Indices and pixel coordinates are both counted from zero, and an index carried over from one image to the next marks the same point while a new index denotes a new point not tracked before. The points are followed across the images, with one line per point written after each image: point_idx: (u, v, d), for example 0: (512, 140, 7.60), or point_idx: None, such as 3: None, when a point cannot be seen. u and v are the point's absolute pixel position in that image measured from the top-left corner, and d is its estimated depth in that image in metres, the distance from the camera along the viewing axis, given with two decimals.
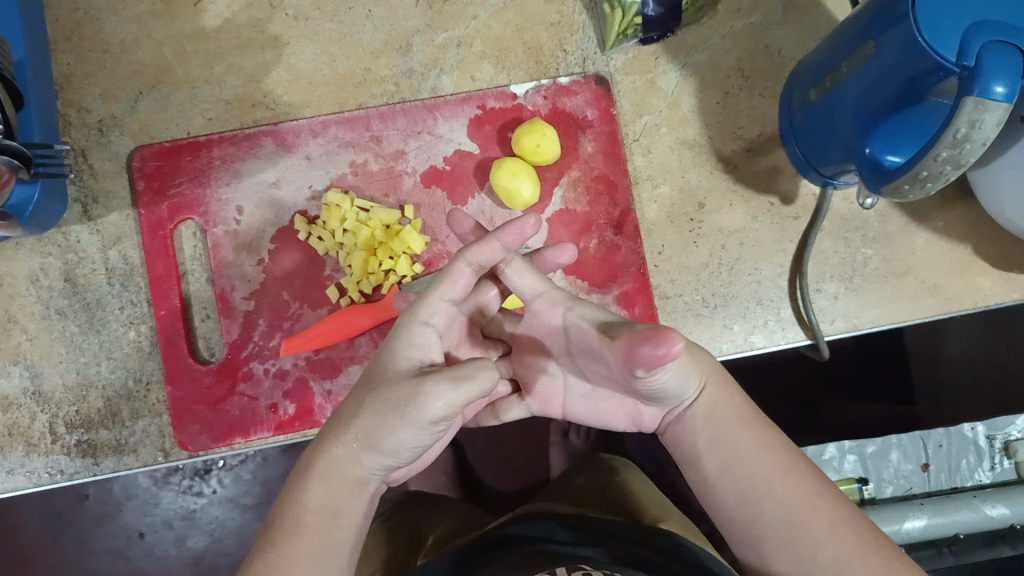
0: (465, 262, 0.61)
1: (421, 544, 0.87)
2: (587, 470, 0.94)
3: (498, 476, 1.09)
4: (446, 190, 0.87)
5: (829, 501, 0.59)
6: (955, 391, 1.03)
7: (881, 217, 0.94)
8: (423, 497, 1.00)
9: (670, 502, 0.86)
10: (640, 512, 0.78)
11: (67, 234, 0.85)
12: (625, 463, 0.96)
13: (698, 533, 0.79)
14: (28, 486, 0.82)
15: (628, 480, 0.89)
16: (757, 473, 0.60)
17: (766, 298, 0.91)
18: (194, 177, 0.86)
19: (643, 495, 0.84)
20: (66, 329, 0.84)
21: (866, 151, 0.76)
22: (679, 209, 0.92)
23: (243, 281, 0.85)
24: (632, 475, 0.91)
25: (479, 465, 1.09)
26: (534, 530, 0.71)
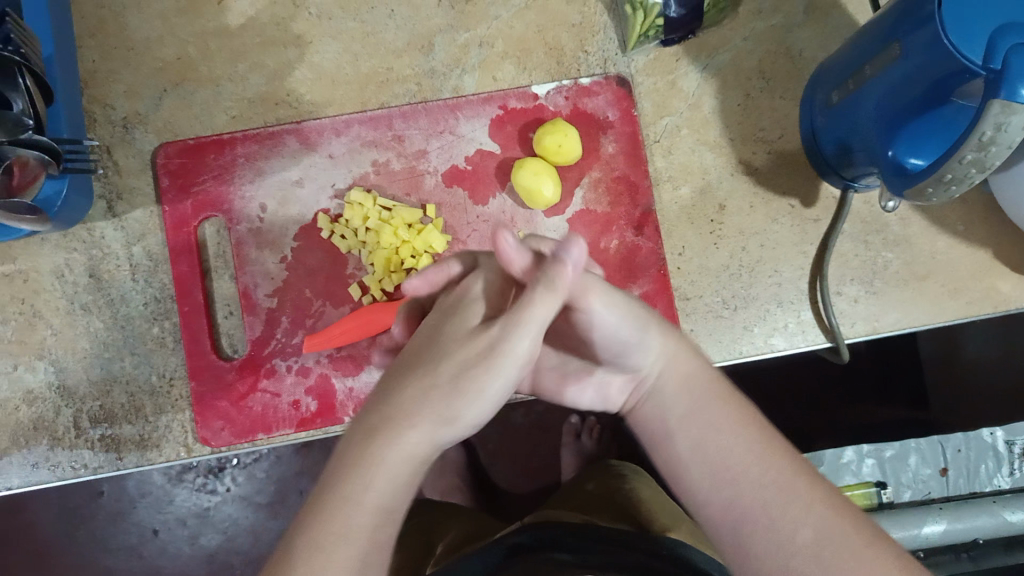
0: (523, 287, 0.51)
1: (431, 549, 0.86)
2: (597, 475, 0.94)
3: (511, 478, 1.09)
4: (468, 189, 0.88)
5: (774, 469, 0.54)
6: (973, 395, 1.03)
7: (902, 221, 0.94)
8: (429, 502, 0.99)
9: (681, 510, 0.85)
10: (649, 519, 0.78)
11: (92, 230, 0.85)
12: (638, 470, 0.97)
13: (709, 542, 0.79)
14: (52, 480, 0.83)
15: (635, 484, 0.89)
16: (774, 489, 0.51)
17: (786, 300, 0.91)
18: (218, 174, 0.87)
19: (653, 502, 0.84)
20: (90, 324, 0.85)
21: (889, 153, 0.75)
22: (699, 210, 0.92)
23: (266, 278, 0.85)
24: (642, 483, 0.90)
25: (496, 465, 1.09)
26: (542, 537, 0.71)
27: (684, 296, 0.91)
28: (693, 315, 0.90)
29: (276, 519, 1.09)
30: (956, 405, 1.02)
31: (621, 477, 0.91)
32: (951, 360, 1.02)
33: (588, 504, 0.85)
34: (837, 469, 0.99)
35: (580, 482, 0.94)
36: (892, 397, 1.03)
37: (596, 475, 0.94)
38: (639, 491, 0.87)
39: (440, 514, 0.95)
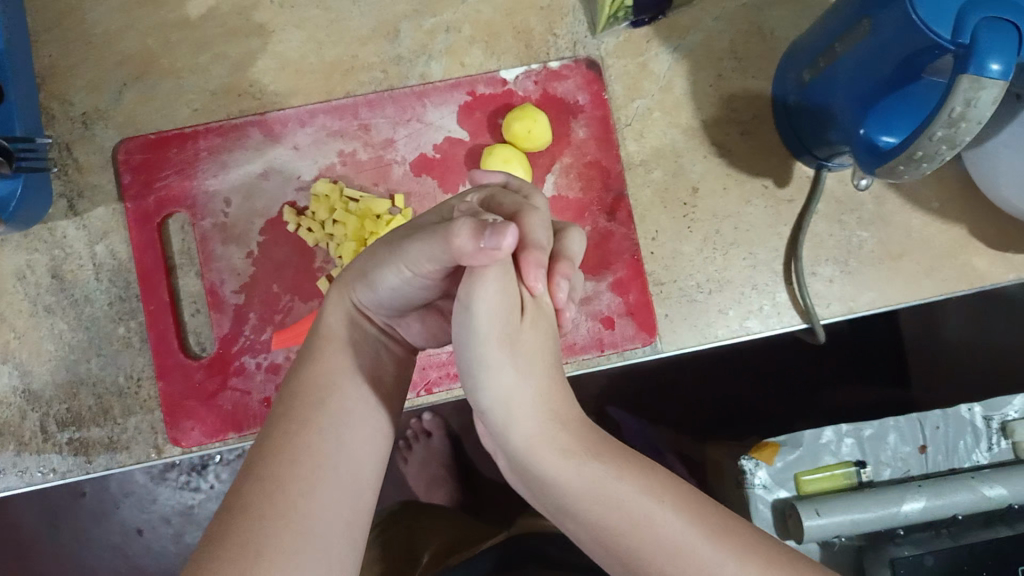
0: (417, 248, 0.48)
1: (417, 558, 0.85)
2: None
3: (496, 469, 1.08)
4: (437, 178, 0.86)
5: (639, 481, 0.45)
6: (957, 371, 1.04)
7: (877, 199, 0.93)
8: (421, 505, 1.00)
9: None
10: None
11: (53, 229, 0.84)
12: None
13: None
14: (22, 486, 0.81)
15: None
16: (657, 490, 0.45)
17: (761, 284, 0.90)
18: (181, 169, 0.85)
19: None
20: (55, 325, 0.83)
21: (861, 131, 0.74)
22: (673, 193, 0.90)
23: (233, 274, 0.84)
24: None
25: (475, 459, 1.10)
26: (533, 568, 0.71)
27: (658, 281, 0.89)
28: (669, 301, 0.89)
29: None
30: (933, 381, 1.04)
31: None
32: (929, 339, 1.02)
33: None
34: (816, 449, 0.97)
35: None
36: (875, 374, 1.05)
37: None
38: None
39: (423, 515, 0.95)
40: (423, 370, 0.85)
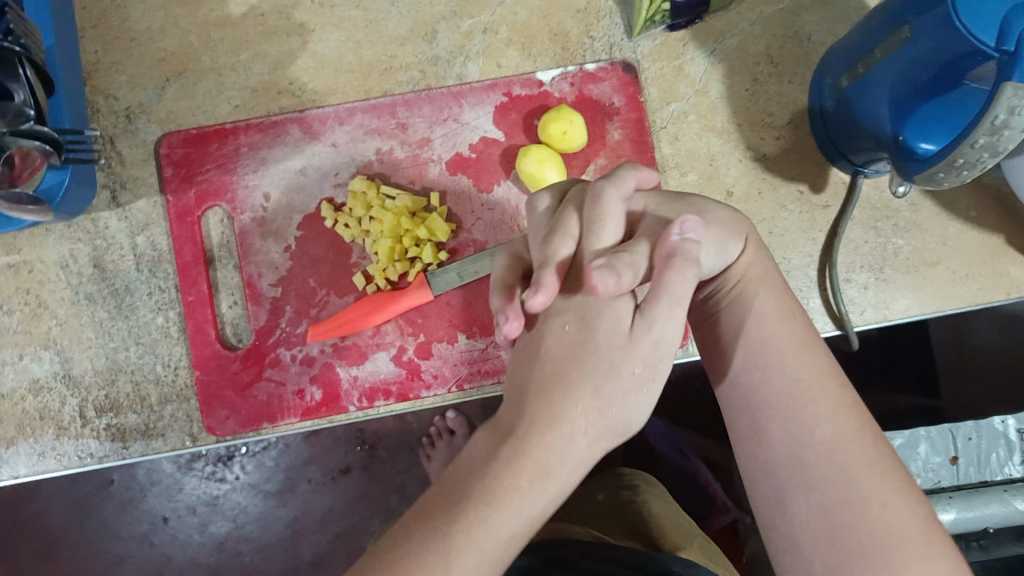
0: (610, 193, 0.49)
1: None
2: (606, 485, 0.93)
3: None
4: (472, 177, 0.87)
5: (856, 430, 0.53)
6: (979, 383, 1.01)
7: (912, 206, 0.93)
8: None
9: (693, 526, 0.83)
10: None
11: (95, 220, 0.85)
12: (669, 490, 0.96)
13: (724, 563, 0.78)
14: (59, 469, 0.83)
15: (646, 496, 0.87)
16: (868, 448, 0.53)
17: (794, 288, 0.90)
18: (221, 164, 0.86)
19: (666, 519, 0.82)
20: (95, 314, 0.85)
21: (900, 137, 0.74)
22: (706, 196, 0.90)
23: (270, 268, 0.85)
24: (653, 496, 0.88)
25: None
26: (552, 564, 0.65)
27: None
28: None
29: (284, 508, 1.09)
30: (962, 387, 1.01)
31: (636, 488, 0.89)
32: (959, 347, 1.00)
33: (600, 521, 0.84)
34: None
35: (589, 491, 0.93)
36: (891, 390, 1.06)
37: (607, 482, 0.93)
38: (653, 506, 0.85)
39: None
40: (455, 366, 0.85)
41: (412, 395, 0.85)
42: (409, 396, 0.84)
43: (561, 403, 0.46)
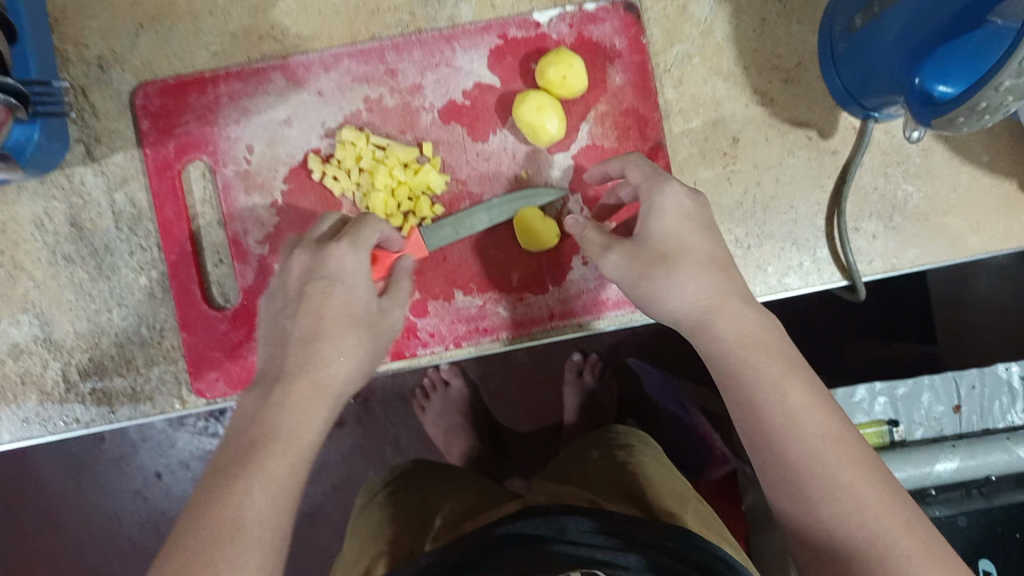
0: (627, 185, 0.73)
1: (431, 521, 0.80)
2: (602, 445, 0.91)
3: (514, 418, 1.18)
4: (466, 126, 0.83)
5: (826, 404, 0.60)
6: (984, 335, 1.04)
7: (924, 152, 0.89)
8: (428, 470, 0.95)
9: (689, 492, 0.82)
10: (656, 503, 0.73)
11: (71, 176, 0.81)
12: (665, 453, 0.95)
13: (720, 528, 0.77)
14: (44, 436, 0.80)
15: (642, 457, 0.87)
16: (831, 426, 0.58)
17: (802, 239, 0.87)
18: (201, 115, 0.82)
19: (662, 481, 0.81)
20: (74, 275, 0.81)
21: (915, 81, 0.70)
22: (712, 143, 0.87)
23: (257, 224, 0.81)
24: (649, 459, 0.87)
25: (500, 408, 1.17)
26: (547, 527, 0.62)
27: None
28: None
29: None
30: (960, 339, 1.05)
31: (631, 448, 0.89)
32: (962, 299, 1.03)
33: (594, 474, 0.82)
34: (849, 407, 0.98)
35: (584, 451, 0.92)
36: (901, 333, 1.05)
37: (602, 441, 0.92)
38: (648, 466, 0.84)
39: (433, 482, 0.90)
40: (451, 323, 0.82)
41: (407, 354, 0.82)
42: (404, 354, 0.82)
43: (329, 347, 0.63)
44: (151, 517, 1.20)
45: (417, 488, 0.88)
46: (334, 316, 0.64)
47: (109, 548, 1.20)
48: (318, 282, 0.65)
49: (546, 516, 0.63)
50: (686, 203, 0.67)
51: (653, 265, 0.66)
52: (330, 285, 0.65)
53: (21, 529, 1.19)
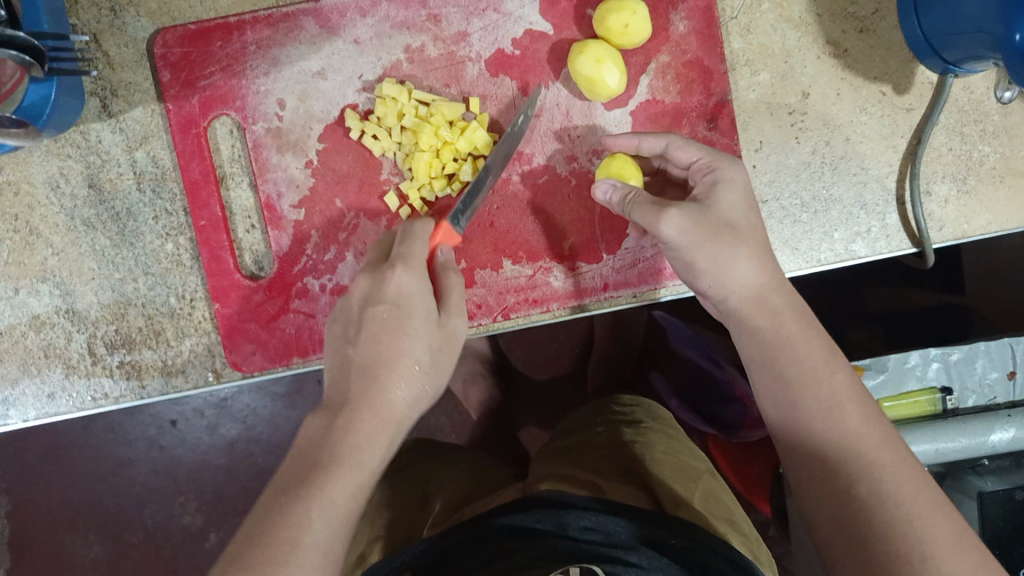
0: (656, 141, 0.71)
1: (429, 508, 0.80)
2: (608, 418, 0.88)
3: (530, 365, 1.23)
4: (516, 78, 0.76)
5: (862, 398, 0.60)
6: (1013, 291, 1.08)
7: (1004, 109, 0.83)
8: (423, 453, 0.95)
9: (701, 469, 0.79)
10: (663, 489, 0.70)
11: (86, 133, 0.74)
12: (676, 426, 0.91)
13: (733, 516, 0.74)
14: (72, 411, 0.75)
15: (650, 433, 0.83)
16: (871, 423, 0.58)
17: (870, 202, 0.81)
18: (226, 66, 0.75)
19: (670, 459, 0.77)
20: (95, 241, 0.75)
21: (1015, 37, 0.63)
22: (779, 98, 0.80)
23: (291, 186, 0.75)
24: (656, 434, 0.83)
25: (517, 351, 1.23)
26: (546, 522, 0.62)
27: (759, 198, 0.80)
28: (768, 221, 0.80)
29: None
30: (989, 287, 1.08)
31: (637, 424, 0.86)
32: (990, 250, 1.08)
33: (593, 453, 0.80)
34: (899, 373, 0.94)
35: (591, 425, 0.89)
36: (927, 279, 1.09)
37: (607, 416, 0.90)
38: (655, 443, 0.80)
39: (432, 467, 0.90)
40: (500, 294, 0.77)
41: None
42: None
43: (385, 376, 0.58)
44: (167, 464, 1.18)
45: (420, 472, 0.88)
46: (398, 343, 0.60)
47: (129, 496, 1.18)
48: (377, 309, 0.61)
49: (546, 509, 0.62)
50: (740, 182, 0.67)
51: (718, 231, 0.64)
52: (396, 311, 0.60)
53: (40, 476, 1.18)
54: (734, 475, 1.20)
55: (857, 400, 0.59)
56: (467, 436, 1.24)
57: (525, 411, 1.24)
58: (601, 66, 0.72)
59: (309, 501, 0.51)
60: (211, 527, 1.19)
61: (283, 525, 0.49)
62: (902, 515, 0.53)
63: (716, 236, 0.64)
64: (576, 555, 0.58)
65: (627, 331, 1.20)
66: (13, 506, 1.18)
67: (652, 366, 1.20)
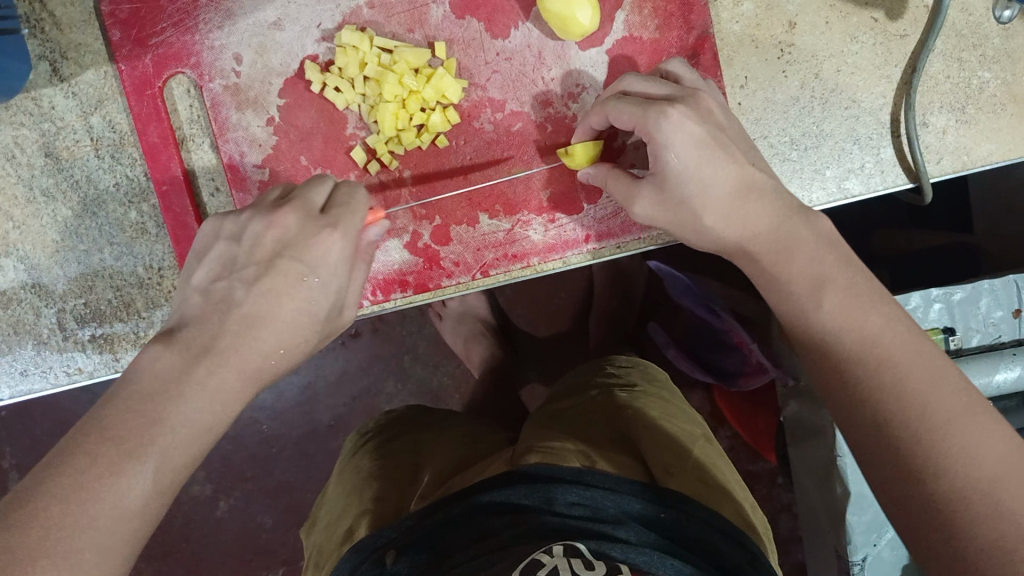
0: (603, 111, 0.66)
1: (418, 480, 0.78)
2: (602, 382, 0.86)
3: (533, 323, 1.21)
4: (484, 20, 0.72)
5: (867, 305, 0.55)
6: None
7: (1005, 32, 0.78)
8: (412, 423, 0.93)
9: (695, 433, 0.77)
10: (655, 461, 0.68)
11: (38, 99, 0.71)
12: (672, 390, 0.89)
13: (729, 482, 0.72)
14: (46, 388, 0.74)
15: (644, 398, 0.81)
16: (876, 337, 0.53)
17: (864, 136, 0.77)
18: (179, 21, 0.71)
19: (665, 425, 0.75)
20: (57, 212, 0.73)
21: None
22: (765, 30, 0.76)
23: (254, 145, 0.73)
24: (651, 399, 0.81)
25: (515, 307, 1.21)
26: (532, 497, 0.60)
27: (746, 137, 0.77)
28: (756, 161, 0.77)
29: None
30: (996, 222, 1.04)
31: (632, 388, 0.84)
32: (999, 183, 1.04)
33: (586, 420, 0.78)
34: None
35: (583, 389, 0.87)
36: (931, 219, 1.05)
37: (601, 379, 0.88)
38: (648, 408, 0.79)
39: (421, 437, 0.88)
40: (477, 251, 0.74)
41: (431, 286, 0.75)
42: (428, 286, 0.74)
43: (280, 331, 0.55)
44: None
45: (408, 442, 0.87)
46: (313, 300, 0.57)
47: None
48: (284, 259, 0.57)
49: (532, 484, 0.60)
50: (690, 128, 0.62)
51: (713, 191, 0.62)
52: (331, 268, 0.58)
53: (43, 452, 1.18)
54: (739, 426, 1.19)
55: (892, 322, 0.54)
56: (469, 394, 1.22)
57: (527, 366, 1.22)
58: (576, 2, 0.67)
59: (148, 464, 0.47)
60: (220, 494, 1.23)
61: (115, 484, 0.46)
62: (919, 427, 0.48)
63: (678, 217, 0.64)
64: (561, 532, 0.57)
65: (627, 281, 1.15)
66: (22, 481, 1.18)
67: (652, 316, 1.19)
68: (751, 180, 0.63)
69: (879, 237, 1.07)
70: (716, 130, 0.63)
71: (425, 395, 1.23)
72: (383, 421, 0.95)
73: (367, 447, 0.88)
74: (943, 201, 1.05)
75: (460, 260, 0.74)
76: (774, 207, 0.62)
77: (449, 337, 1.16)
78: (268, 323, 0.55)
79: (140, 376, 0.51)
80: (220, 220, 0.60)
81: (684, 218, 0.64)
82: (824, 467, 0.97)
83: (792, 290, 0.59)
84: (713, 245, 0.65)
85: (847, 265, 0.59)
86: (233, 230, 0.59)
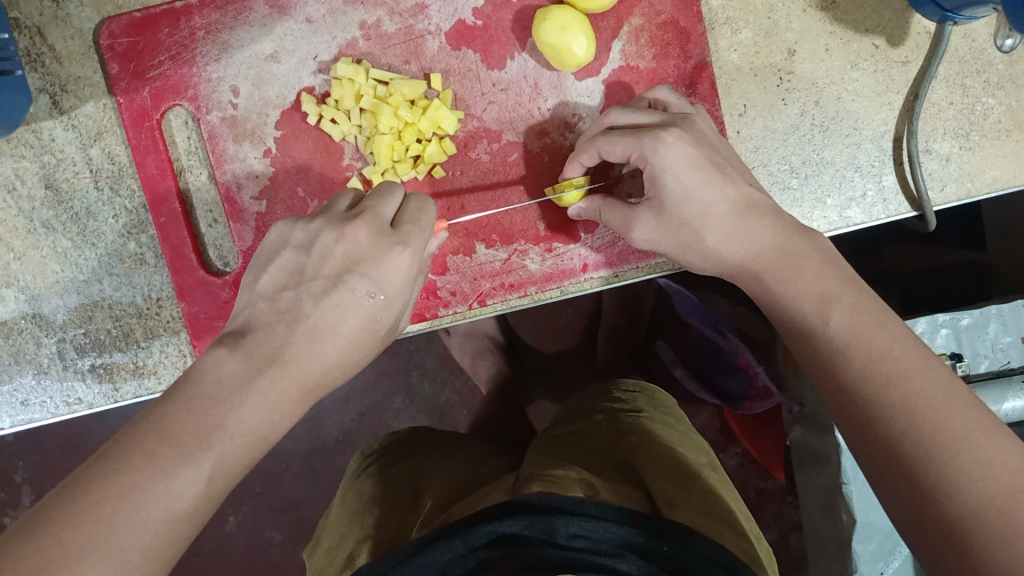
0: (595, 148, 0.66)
1: (419, 505, 0.77)
2: (607, 407, 0.85)
3: (540, 338, 1.20)
4: (479, 51, 0.72)
5: (880, 320, 0.53)
6: None
7: (1009, 58, 0.77)
8: (415, 446, 0.93)
9: (700, 462, 0.76)
10: (659, 491, 0.67)
11: (39, 132, 0.72)
12: (679, 416, 0.88)
13: (733, 513, 0.71)
14: (46, 418, 0.74)
15: (650, 424, 0.80)
16: (879, 359, 0.51)
17: (865, 165, 0.76)
18: (176, 54, 0.72)
19: (670, 453, 0.74)
20: (57, 243, 0.73)
21: None
22: (764, 57, 0.75)
23: (251, 177, 0.73)
24: (657, 427, 0.80)
25: (524, 322, 1.20)
26: (534, 528, 0.57)
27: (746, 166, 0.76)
28: None
29: None
30: (1006, 245, 1.03)
31: (637, 414, 0.83)
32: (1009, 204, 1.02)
33: (590, 448, 0.77)
34: None
35: (589, 414, 0.86)
36: (939, 241, 1.04)
37: (606, 405, 0.87)
38: (654, 436, 0.77)
39: (422, 462, 0.88)
40: (475, 280, 0.74)
41: (428, 316, 0.74)
42: (425, 316, 0.74)
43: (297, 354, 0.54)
44: None
45: (410, 467, 0.86)
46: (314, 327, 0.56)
47: None
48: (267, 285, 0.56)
49: (535, 515, 0.58)
50: (687, 148, 0.62)
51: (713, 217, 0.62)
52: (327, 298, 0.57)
53: (55, 468, 1.18)
54: (746, 440, 1.18)
55: (899, 340, 0.52)
56: (477, 411, 1.22)
57: (535, 383, 1.21)
58: (571, 34, 0.67)
59: (204, 469, 0.45)
60: (230, 510, 1.22)
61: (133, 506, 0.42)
62: (925, 443, 0.46)
63: (678, 238, 0.64)
64: (563, 565, 0.55)
65: (637, 300, 1.13)
66: (34, 496, 1.18)
67: (660, 335, 1.17)
68: (750, 199, 0.62)
69: (887, 258, 1.05)
70: (711, 154, 0.63)
71: (433, 411, 1.22)
72: (386, 443, 0.95)
73: (369, 471, 0.88)
74: (952, 223, 1.03)
75: (458, 287, 0.74)
76: (776, 224, 0.61)
77: (456, 353, 1.16)
78: (331, 336, 0.54)
79: (203, 378, 0.49)
80: (287, 227, 0.58)
81: (683, 240, 0.64)
82: (830, 493, 0.95)
83: (793, 318, 0.57)
84: (717, 267, 0.64)
85: (851, 281, 0.57)
86: (302, 238, 0.57)
